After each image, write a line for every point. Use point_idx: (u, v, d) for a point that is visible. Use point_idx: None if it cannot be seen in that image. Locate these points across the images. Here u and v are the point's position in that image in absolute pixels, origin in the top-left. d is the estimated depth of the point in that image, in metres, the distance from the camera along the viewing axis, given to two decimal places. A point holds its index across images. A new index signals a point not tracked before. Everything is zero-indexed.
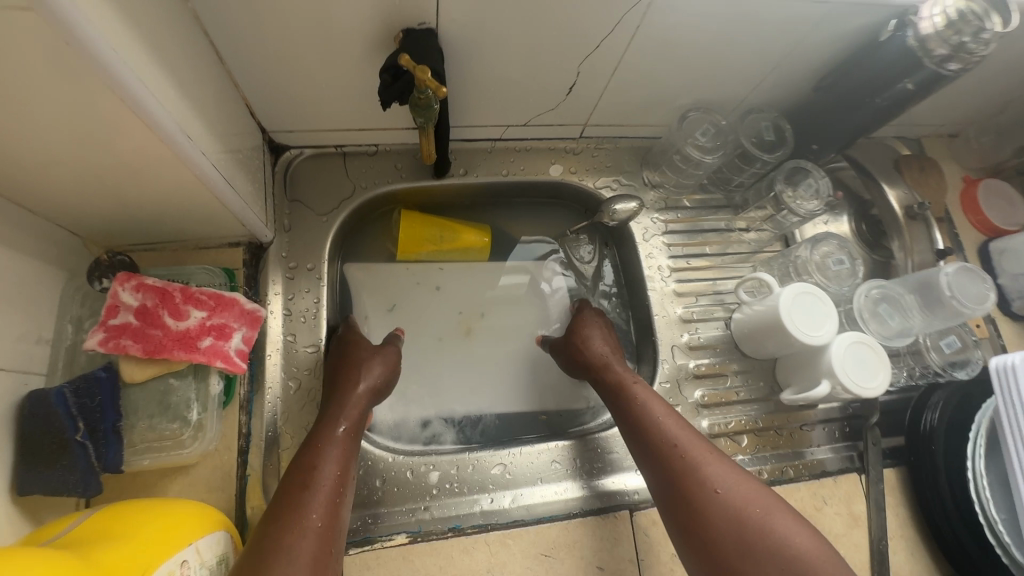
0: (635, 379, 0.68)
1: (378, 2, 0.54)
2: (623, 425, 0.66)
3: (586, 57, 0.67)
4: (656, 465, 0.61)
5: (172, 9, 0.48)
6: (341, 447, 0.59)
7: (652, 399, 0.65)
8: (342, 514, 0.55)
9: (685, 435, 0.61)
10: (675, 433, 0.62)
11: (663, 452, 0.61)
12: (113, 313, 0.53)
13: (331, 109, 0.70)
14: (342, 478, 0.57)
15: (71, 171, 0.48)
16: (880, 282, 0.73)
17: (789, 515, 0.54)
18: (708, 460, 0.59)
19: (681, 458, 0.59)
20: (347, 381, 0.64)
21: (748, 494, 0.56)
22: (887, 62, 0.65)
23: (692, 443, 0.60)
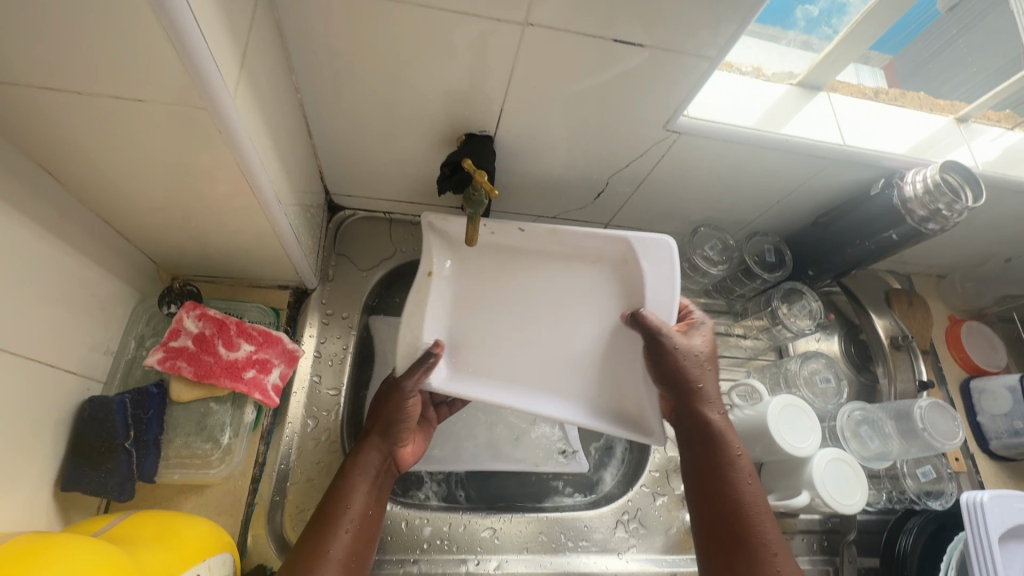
0: (735, 442, 0.62)
1: (450, 110, 0.66)
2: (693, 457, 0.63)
3: (616, 173, 0.78)
4: (719, 521, 0.59)
5: (287, 99, 0.60)
6: (372, 483, 0.63)
7: (741, 457, 0.62)
8: (367, 549, 0.60)
9: (767, 513, 0.59)
10: (762, 510, 0.59)
11: (738, 516, 0.58)
12: (174, 336, 0.61)
13: (390, 184, 0.80)
14: (370, 513, 0.62)
15: (176, 211, 0.57)
16: (861, 404, 0.79)
17: None
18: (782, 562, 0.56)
19: (762, 540, 0.57)
20: (388, 424, 0.65)
21: None
22: (876, 213, 0.75)
23: (773, 527, 0.58)
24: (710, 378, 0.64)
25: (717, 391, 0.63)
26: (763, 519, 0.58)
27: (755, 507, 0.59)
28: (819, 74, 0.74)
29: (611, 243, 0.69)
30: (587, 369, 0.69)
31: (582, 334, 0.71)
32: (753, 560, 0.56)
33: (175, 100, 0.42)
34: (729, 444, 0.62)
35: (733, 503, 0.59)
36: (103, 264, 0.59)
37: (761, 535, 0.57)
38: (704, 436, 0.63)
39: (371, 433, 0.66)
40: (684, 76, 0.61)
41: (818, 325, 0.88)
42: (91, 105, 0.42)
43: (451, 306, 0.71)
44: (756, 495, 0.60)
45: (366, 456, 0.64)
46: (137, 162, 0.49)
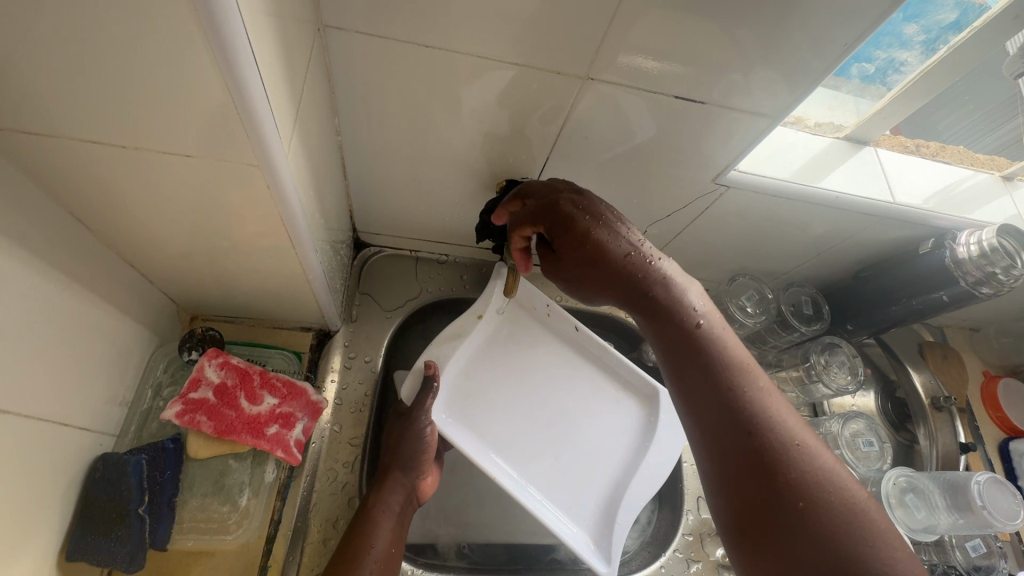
0: (689, 302, 0.48)
1: (492, 155, 0.64)
2: (659, 341, 0.47)
3: (656, 221, 0.76)
4: (712, 414, 0.43)
5: (328, 141, 0.58)
6: (396, 522, 0.62)
7: (727, 343, 0.46)
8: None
9: (780, 402, 0.44)
10: (773, 402, 0.43)
11: (729, 402, 0.43)
12: (194, 386, 0.56)
13: (420, 225, 0.78)
14: (392, 552, 0.60)
15: (208, 254, 0.54)
16: (908, 471, 0.76)
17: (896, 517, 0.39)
18: (796, 425, 0.42)
19: (788, 441, 0.41)
20: (406, 458, 0.65)
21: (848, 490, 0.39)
22: (925, 272, 0.73)
23: (793, 415, 0.43)
24: (660, 257, 0.50)
25: (677, 273, 0.50)
26: (787, 419, 0.42)
27: (771, 407, 0.43)
28: (867, 129, 0.72)
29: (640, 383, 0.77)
30: (579, 478, 0.71)
31: (588, 448, 0.73)
32: (789, 464, 0.40)
33: (230, 157, 0.41)
34: (706, 331, 0.46)
35: (743, 406, 0.43)
36: (127, 310, 0.56)
37: (784, 431, 0.41)
38: (691, 329, 0.47)
39: (389, 469, 0.65)
40: (736, 131, 0.60)
41: (858, 381, 0.84)
42: (138, 157, 0.40)
43: (489, 355, 0.74)
44: (761, 387, 0.44)
45: (388, 493, 0.63)
46: (177, 211, 0.47)
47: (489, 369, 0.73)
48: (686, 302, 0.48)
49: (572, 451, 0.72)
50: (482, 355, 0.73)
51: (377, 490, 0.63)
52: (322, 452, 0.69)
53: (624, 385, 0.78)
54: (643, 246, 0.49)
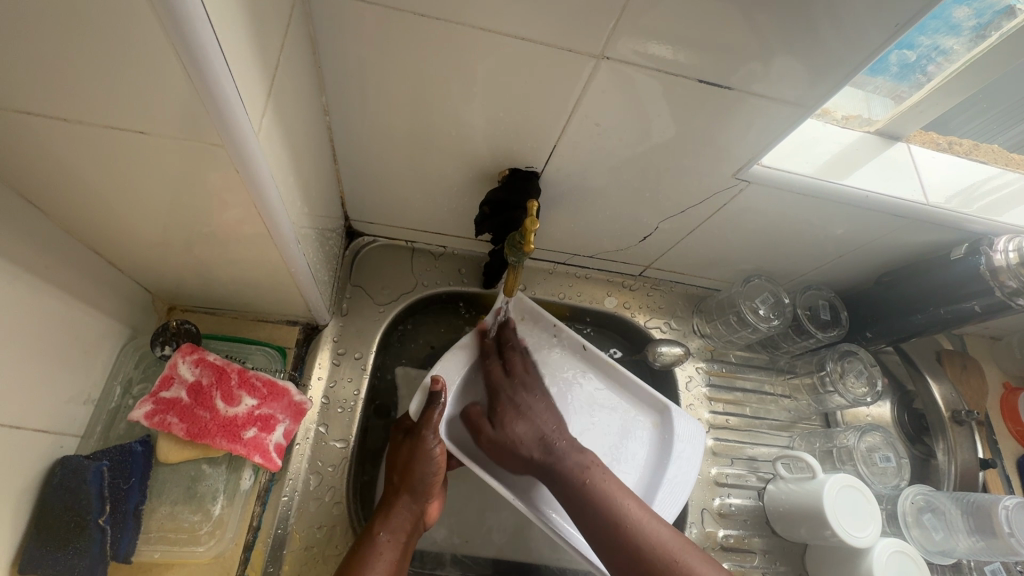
0: (517, 401, 0.67)
1: (493, 142, 0.59)
2: (516, 462, 0.65)
3: (668, 217, 0.71)
4: (565, 495, 0.61)
5: (314, 121, 0.53)
6: (398, 548, 0.59)
7: (605, 471, 0.62)
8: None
9: (648, 516, 0.58)
10: (645, 520, 0.57)
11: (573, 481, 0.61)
12: (166, 385, 0.53)
13: (416, 214, 0.73)
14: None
15: (179, 244, 0.50)
16: (928, 489, 0.72)
17: (697, 555, 0.56)
18: (619, 494, 0.59)
19: (662, 550, 0.55)
20: (416, 482, 0.61)
21: (656, 532, 0.56)
22: (956, 281, 0.68)
23: (663, 527, 0.57)
24: (557, 423, 0.67)
25: (569, 437, 0.66)
26: (660, 535, 0.56)
27: (643, 523, 0.57)
28: (901, 124, 0.65)
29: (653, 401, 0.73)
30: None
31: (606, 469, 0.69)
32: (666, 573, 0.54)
33: (191, 137, 0.36)
34: (592, 466, 0.62)
35: (628, 545, 0.56)
36: (89, 301, 0.51)
37: (658, 544, 0.55)
38: (593, 510, 0.58)
39: (396, 491, 0.62)
40: (760, 121, 0.55)
41: (876, 393, 0.81)
42: (85, 134, 0.35)
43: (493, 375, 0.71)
44: (635, 506, 0.58)
45: (394, 518, 0.60)
46: (137, 195, 0.42)
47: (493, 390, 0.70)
48: (575, 448, 0.64)
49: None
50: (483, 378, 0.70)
51: (383, 514, 0.60)
52: (308, 453, 0.65)
53: (640, 405, 0.73)
54: (547, 424, 0.66)
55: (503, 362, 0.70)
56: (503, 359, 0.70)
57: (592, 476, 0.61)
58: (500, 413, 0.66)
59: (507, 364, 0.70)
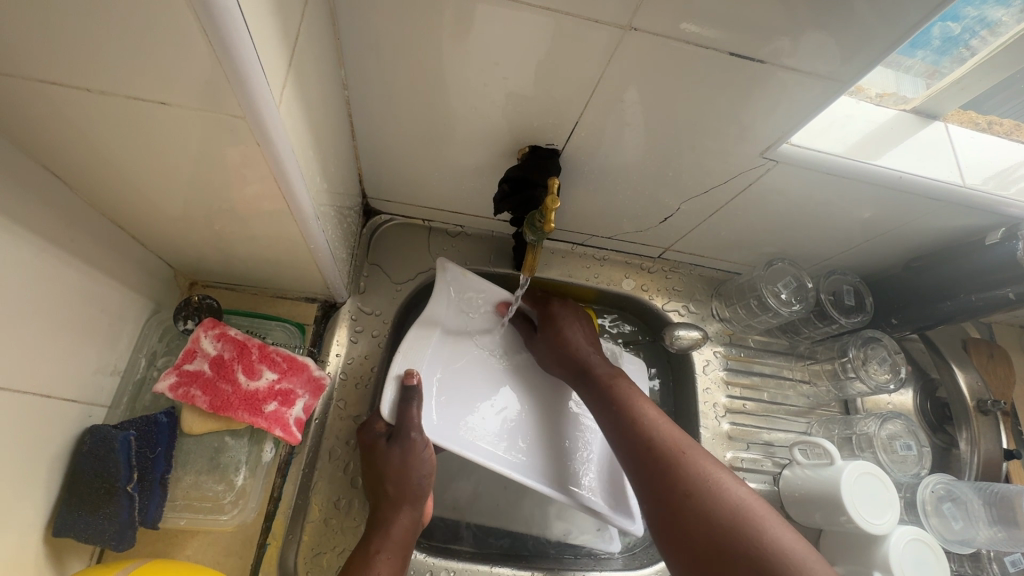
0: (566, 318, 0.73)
1: (514, 119, 0.58)
2: (557, 369, 0.71)
3: (690, 198, 0.70)
4: (596, 403, 0.65)
5: (333, 95, 0.53)
6: (398, 555, 0.58)
7: (632, 387, 0.65)
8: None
9: (667, 421, 0.59)
10: (662, 422, 0.59)
11: (604, 389, 0.65)
12: (189, 358, 0.54)
13: (434, 192, 0.72)
14: None
15: (201, 220, 0.50)
16: (948, 478, 0.70)
17: (721, 466, 0.54)
18: (641, 401, 0.62)
19: (670, 445, 0.56)
20: (411, 490, 0.60)
21: (674, 434, 0.57)
22: (991, 266, 0.66)
23: (675, 429, 0.58)
24: (599, 354, 0.71)
25: (609, 363, 0.69)
26: (671, 434, 0.57)
27: (658, 423, 0.59)
28: (937, 102, 0.63)
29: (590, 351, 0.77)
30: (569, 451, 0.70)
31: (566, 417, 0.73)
32: (671, 463, 0.54)
33: (209, 107, 0.35)
34: (620, 379, 0.65)
35: (640, 438, 0.58)
36: (114, 275, 0.52)
37: (670, 438, 0.57)
38: (615, 409, 0.62)
39: (385, 502, 0.60)
40: (791, 98, 0.53)
41: (899, 380, 0.79)
42: (105, 104, 0.35)
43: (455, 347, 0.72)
44: (653, 412, 0.60)
45: (393, 529, 0.58)
46: (158, 168, 0.42)
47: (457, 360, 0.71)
48: (606, 364, 0.69)
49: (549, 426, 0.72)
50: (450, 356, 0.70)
51: (380, 527, 0.58)
52: (325, 428, 0.66)
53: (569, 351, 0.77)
54: (586, 353, 0.69)
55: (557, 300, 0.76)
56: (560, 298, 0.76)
57: (620, 386, 0.64)
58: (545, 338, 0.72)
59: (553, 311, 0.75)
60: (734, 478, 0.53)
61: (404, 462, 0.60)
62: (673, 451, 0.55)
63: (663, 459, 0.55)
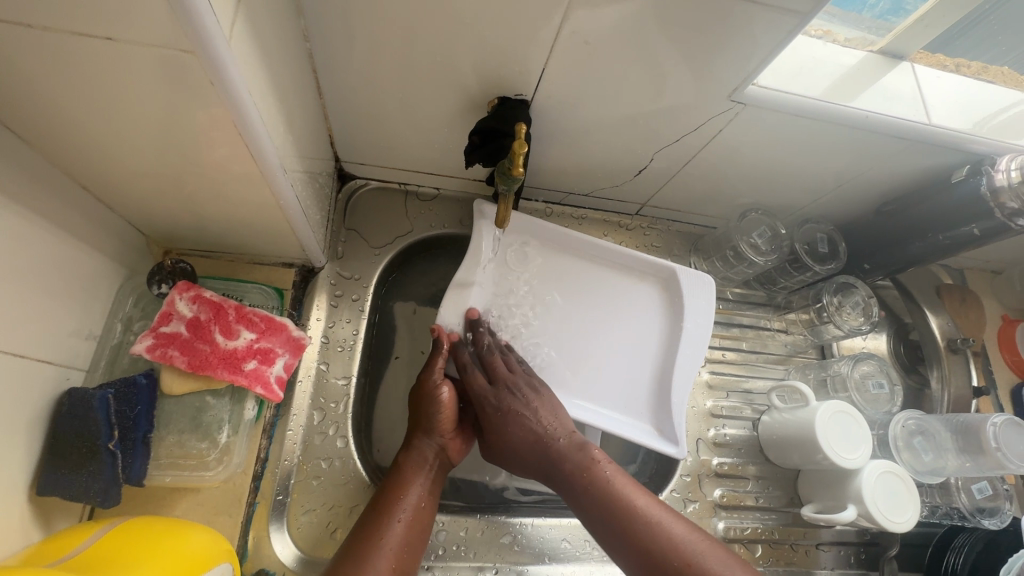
0: (500, 403, 0.64)
1: (481, 69, 0.57)
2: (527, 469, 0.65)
3: (662, 149, 0.70)
4: (580, 506, 0.60)
5: (293, 46, 0.51)
6: (429, 477, 0.61)
7: (611, 468, 0.61)
8: (419, 543, 0.57)
9: (664, 512, 0.57)
10: (659, 518, 0.57)
11: (587, 490, 0.60)
12: (166, 320, 0.54)
13: (407, 152, 0.72)
14: (421, 506, 0.59)
15: (163, 178, 0.49)
16: (918, 414, 0.74)
17: (727, 559, 0.54)
18: (632, 494, 0.59)
19: (676, 551, 0.54)
20: (425, 418, 0.63)
21: (675, 535, 0.55)
22: (956, 205, 0.67)
23: (675, 523, 0.56)
24: (556, 420, 0.64)
25: (569, 434, 0.64)
26: (674, 534, 0.55)
27: (655, 523, 0.56)
28: (904, 40, 0.64)
29: (657, 268, 0.75)
30: (620, 369, 0.73)
31: (617, 332, 0.74)
32: None
33: (155, 43, 0.34)
34: (594, 467, 0.61)
35: (639, 546, 0.55)
36: (80, 237, 0.51)
37: (672, 545, 0.55)
38: (603, 510, 0.58)
39: (413, 431, 0.64)
40: (764, 36, 0.52)
41: (872, 323, 0.81)
42: (47, 46, 0.34)
43: (608, 298, 0.75)
44: (646, 505, 0.58)
45: (418, 455, 0.62)
46: (113, 121, 0.41)
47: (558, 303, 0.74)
48: (574, 445, 0.63)
49: (607, 345, 0.73)
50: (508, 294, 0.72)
51: (405, 450, 0.63)
52: (311, 392, 0.67)
53: (641, 275, 0.76)
54: (542, 424, 0.64)
55: (484, 371, 0.66)
56: (479, 365, 0.67)
57: (598, 472, 0.60)
58: (489, 415, 0.65)
59: (488, 370, 0.67)
60: (742, 568, 0.54)
61: (421, 396, 0.64)
62: (678, 555, 0.54)
63: (673, 566, 0.53)
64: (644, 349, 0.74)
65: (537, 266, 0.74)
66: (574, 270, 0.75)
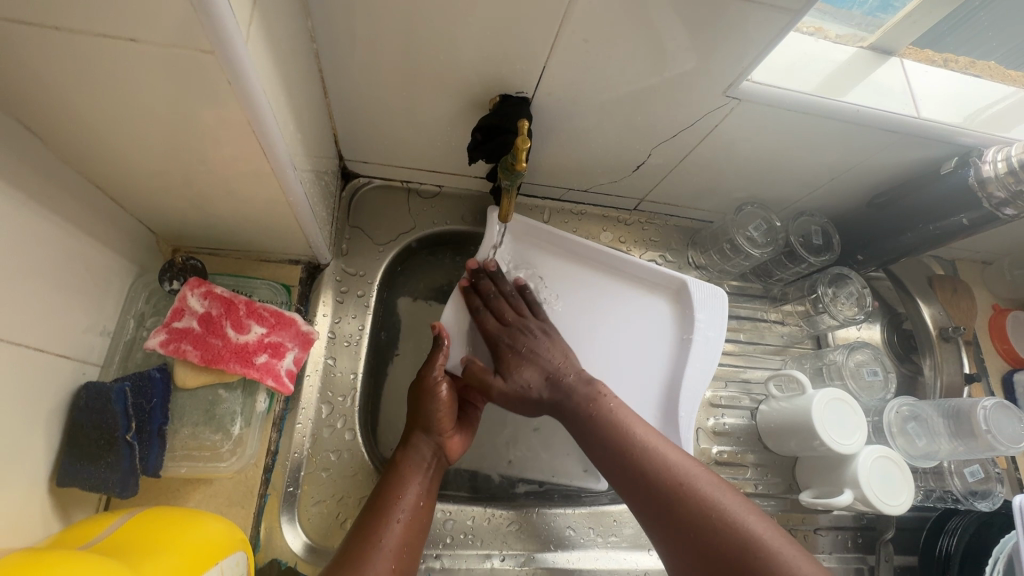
0: (512, 347, 0.69)
1: (483, 67, 0.59)
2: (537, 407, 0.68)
3: (660, 144, 0.71)
4: (583, 434, 0.63)
5: (301, 46, 0.53)
6: (427, 475, 0.61)
7: (614, 400, 0.64)
8: (417, 540, 0.56)
9: (661, 442, 0.59)
10: (657, 447, 0.58)
11: (589, 416, 0.63)
12: (178, 316, 0.55)
13: (410, 150, 0.73)
14: (421, 505, 0.59)
15: (176, 177, 0.51)
16: (911, 400, 0.76)
17: (721, 485, 0.54)
18: (633, 424, 0.61)
19: (670, 475, 0.55)
20: (424, 415, 0.64)
21: (670, 460, 0.57)
22: (945, 195, 0.69)
23: (672, 450, 0.58)
24: (564, 360, 0.68)
25: (578, 370, 0.67)
26: (670, 461, 0.57)
27: (653, 449, 0.58)
28: (893, 36, 0.66)
29: (668, 280, 0.75)
30: (627, 379, 0.73)
31: (625, 342, 0.74)
32: (673, 494, 0.54)
33: (175, 42, 0.35)
34: (600, 397, 0.64)
35: (636, 466, 0.57)
36: (95, 235, 0.52)
37: (667, 468, 0.56)
38: (605, 434, 0.61)
39: (411, 430, 0.64)
40: (757, 33, 0.53)
41: (866, 313, 0.83)
42: (70, 47, 0.35)
43: (620, 309, 0.75)
44: (645, 433, 0.60)
45: (416, 452, 0.62)
46: (130, 120, 0.43)
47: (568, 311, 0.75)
48: (581, 381, 0.66)
49: (614, 352, 0.73)
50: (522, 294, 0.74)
51: (404, 448, 0.63)
52: (320, 385, 0.69)
53: (652, 287, 0.76)
54: (552, 361, 0.68)
55: (495, 314, 0.71)
56: (492, 308, 0.71)
57: (601, 402, 0.63)
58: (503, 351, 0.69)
59: (498, 314, 0.71)
60: (736, 496, 0.53)
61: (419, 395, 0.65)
62: (671, 478, 0.55)
63: (664, 486, 0.55)
64: (653, 360, 0.73)
65: (545, 268, 0.76)
66: (580, 273, 0.76)
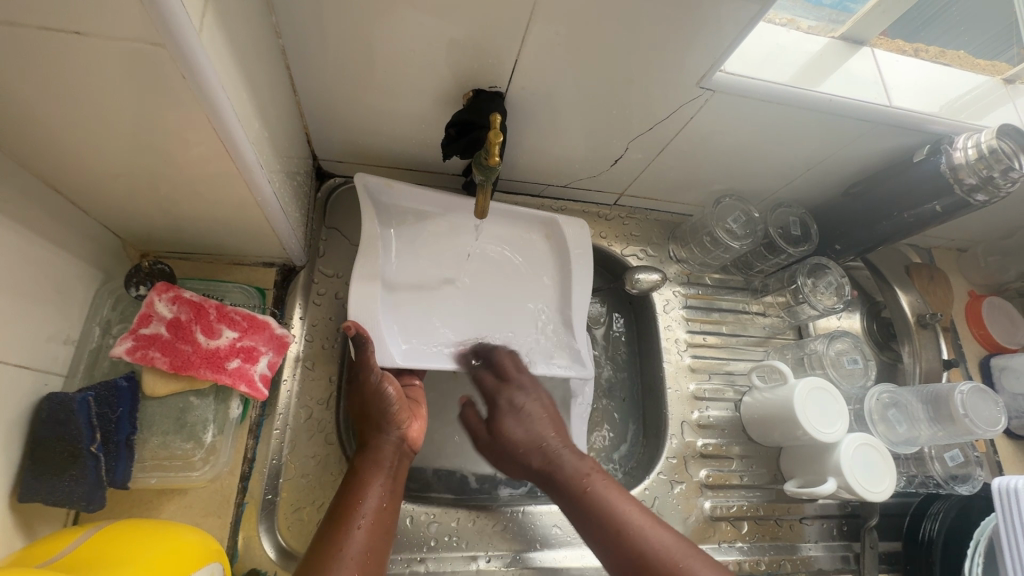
0: (508, 397, 0.70)
1: (455, 63, 0.58)
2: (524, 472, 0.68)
3: (636, 138, 0.71)
4: (573, 510, 0.62)
5: (264, 43, 0.51)
6: (388, 476, 0.59)
7: (606, 480, 0.64)
8: (385, 544, 0.55)
9: (653, 523, 0.59)
10: (651, 527, 0.58)
11: (579, 495, 0.62)
12: (145, 322, 0.53)
13: (385, 148, 0.72)
14: (384, 507, 0.57)
15: (137, 180, 0.49)
16: (890, 387, 0.76)
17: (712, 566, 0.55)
18: (623, 503, 0.61)
19: (663, 556, 0.56)
20: (378, 415, 0.61)
21: (665, 543, 0.57)
22: (919, 183, 0.70)
23: (663, 531, 0.58)
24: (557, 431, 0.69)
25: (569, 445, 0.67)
26: (664, 543, 0.57)
27: (648, 530, 0.58)
28: (864, 27, 0.66)
29: (536, 218, 0.77)
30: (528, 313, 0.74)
31: (509, 281, 0.74)
32: None
33: (124, 35, 0.34)
34: (593, 476, 0.63)
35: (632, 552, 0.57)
36: (55, 240, 0.50)
37: (663, 553, 0.56)
38: (598, 516, 0.60)
39: (368, 431, 0.62)
40: (729, 23, 0.53)
41: (845, 302, 0.83)
42: (12, 43, 0.34)
43: (498, 255, 0.75)
44: (636, 513, 0.60)
45: (377, 452, 0.60)
46: (83, 120, 0.41)
47: (453, 276, 0.72)
48: (577, 457, 0.66)
49: (505, 299, 0.74)
50: (401, 282, 0.69)
51: (364, 451, 0.61)
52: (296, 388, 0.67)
53: (525, 227, 0.77)
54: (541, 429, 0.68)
55: (494, 370, 0.71)
56: (492, 367, 0.71)
57: (593, 485, 0.63)
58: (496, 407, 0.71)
59: (499, 372, 0.71)
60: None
61: (366, 395, 0.62)
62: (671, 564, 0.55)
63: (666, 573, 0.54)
64: (540, 289, 0.76)
65: (418, 241, 0.72)
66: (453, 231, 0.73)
